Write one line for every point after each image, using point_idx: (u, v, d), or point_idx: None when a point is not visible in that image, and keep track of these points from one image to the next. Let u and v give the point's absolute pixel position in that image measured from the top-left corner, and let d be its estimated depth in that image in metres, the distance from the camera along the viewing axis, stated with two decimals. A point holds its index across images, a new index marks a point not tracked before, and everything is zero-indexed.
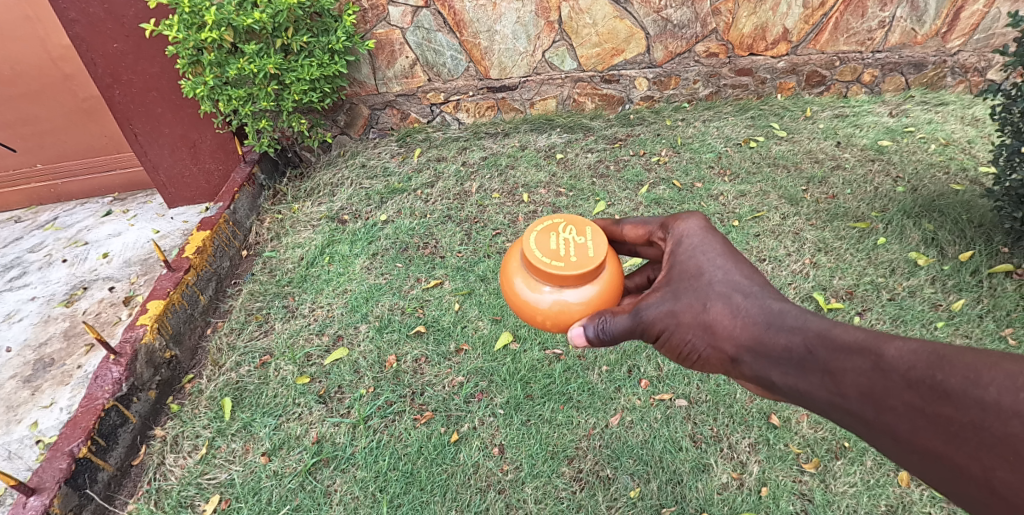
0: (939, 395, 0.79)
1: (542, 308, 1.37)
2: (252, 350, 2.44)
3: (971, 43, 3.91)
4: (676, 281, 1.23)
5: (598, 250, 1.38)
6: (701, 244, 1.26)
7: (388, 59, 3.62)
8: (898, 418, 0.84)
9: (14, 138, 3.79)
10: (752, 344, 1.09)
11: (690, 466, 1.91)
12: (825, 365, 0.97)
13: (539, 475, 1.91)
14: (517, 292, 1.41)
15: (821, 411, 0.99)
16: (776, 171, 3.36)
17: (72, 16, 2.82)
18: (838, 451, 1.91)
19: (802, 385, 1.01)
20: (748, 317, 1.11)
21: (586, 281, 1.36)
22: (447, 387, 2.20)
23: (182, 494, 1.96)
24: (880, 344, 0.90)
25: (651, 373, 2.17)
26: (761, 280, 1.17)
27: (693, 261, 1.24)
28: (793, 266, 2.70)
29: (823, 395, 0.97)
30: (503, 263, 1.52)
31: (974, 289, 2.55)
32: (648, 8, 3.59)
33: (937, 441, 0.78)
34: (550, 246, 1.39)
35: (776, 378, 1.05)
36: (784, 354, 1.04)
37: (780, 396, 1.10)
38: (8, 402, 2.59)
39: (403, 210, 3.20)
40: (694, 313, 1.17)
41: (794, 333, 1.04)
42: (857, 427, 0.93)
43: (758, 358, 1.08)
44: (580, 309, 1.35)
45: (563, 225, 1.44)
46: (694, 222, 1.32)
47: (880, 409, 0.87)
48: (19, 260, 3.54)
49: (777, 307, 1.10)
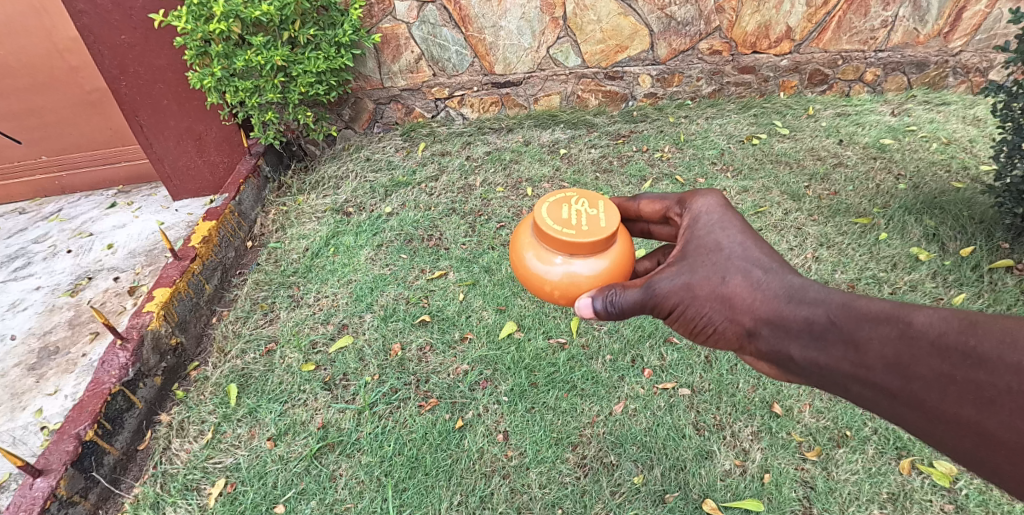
0: (972, 362, 0.81)
1: (552, 278, 1.39)
2: (258, 337, 2.46)
3: (973, 44, 3.93)
4: (692, 256, 1.22)
5: (610, 222, 1.40)
6: (719, 221, 1.26)
7: (394, 54, 3.64)
8: (926, 386, 0.87)
9: (20, 129, 3.80)
10: (771, 318, 1.11)
11: (693, 453, 1.93)
12: (849, 337, 0.98)
13: (543, 461, 1.93)
14: (526, 264, 1.43)
15: (840, 383, 1.01)
16: (779, 167, 3.38)
17: (81, 7, 2.84)
18: (839, 440, 1.93)
19: (823, 358, 1.03)
20: (768, 292, 1.12)
21: (596, 253, 1.38)
22: (452, 375, 2.22)
23: (189, 477, 1.98)
24: (908, 313, 0.92)
25: (655, 362, 2.19)
26: (778, 257, 1.19)
27: (711, 236, 1.24)
28: (795, 261, 2.71)
29: (845, 367, 0.99)
30: (514, 236, 1.54)
31: (974, 284, 2.57)
32: (653, 5, 3.62)
33: (969, 407, 0.81)
34: (562, 215, 1.41)
35: (794, 352, 1.07)
36: (805, 327, 1.05)
37: (794, 372, 1.12)
38: (13, 389, 2.60)
39: (408, 203, 3.22)
40: (712, 286, 1.17)
41: (816, 306, 1.05)
42: (878, 399, 0.95)
43: (777, 332, 1.10)
44: (589, 280, 1.37)
45: (575, 197, 1.46)
46: (712, 199, 1.33)
47: (908, 378, 0.89)
48: (23, 250, 3.56)
49: (796, 281, 1.11)
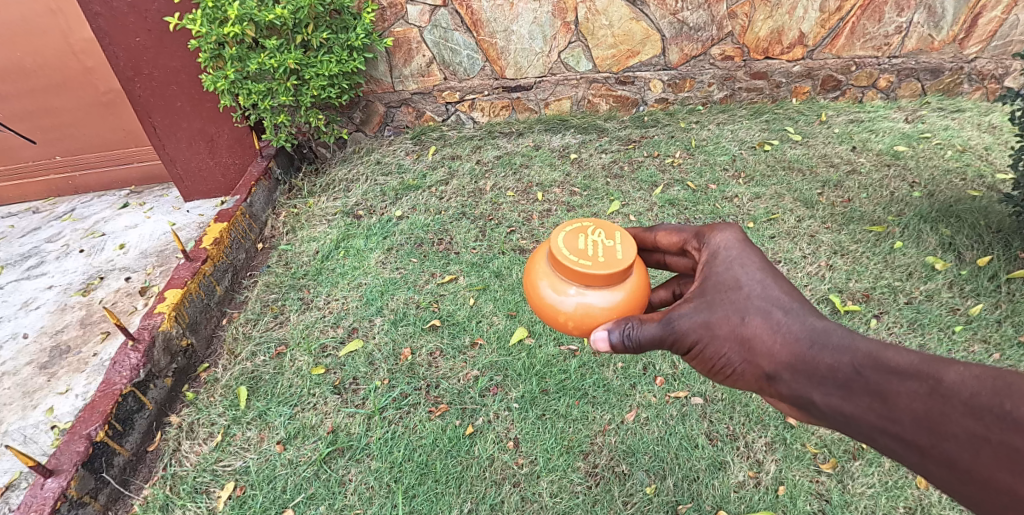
0: (1009, 426, 0.75)
1: (566, 309, 1.38)
2: (268, 340, 2.46)
3: (988, 50, 3.88)
4: (711, 293, 1.23)
5: (626, 254, 1.39)
6: (738, 257, 1.27)
7: (405, 58, 3.65)
8: (959, 446, 0.81)
9: (34, 130, 3.85)
10: (792, 362, 1.08)
11: (706, 464, 1.90)
12: (875, 389, 0.94)
13: (554, 469, 1.91)
14: (540, 293, 1.42)
15: (865, 435, 0.97)
16: (791, 174, 3.35)
17: (97, 10, 2.87)
18: (855, 453, 1.90)
19: (847, 407, 0.99)
20: (789, 334, 1.11)
21: (612, 284, 1.37)
22: (462, 380, 2.21)
23: (198, 480, 1.98)
24: (937, 369, 0.87)
25: (667, 370, 2.18)
26: (801, 298, 1.17)
27: (730, 273, 1.25)
28: (809, 269, 2.69)
29: (870, 418, 0.95)
30: (528, 265, 1.54)
31: (992, 295, 2.53)
32: (665, 10, 3.61)
33: (1006, 473, 0.75)
34: (578, 245, 1.41)
35: (816, 399, 1.04)
36: (829, 374, 1.02)
37: (818, 418, 1.08)
38: (24, 388, 2.62)
39: (418, 207, 3.21)
40: (732, 326, 1.17)
41: (841, 353, 1.02)
42: (907, 454, 0.90)
43: (799, 377, 1.07)
44: (605, 312, 1.36)
45: (592, 227, 1.46)
46: (731, 234, 1.33)
47: (938, 435, 0.84)
48: (36, 250, 3.59)
49: (819, 325, 1.10)
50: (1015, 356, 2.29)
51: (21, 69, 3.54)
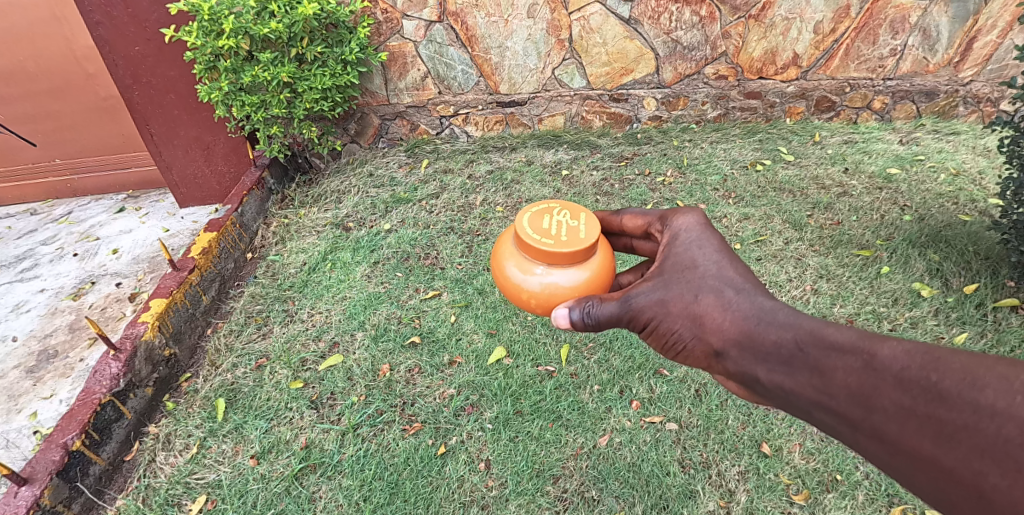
0: (933, 397, 0.77)
1: (530, 288, 1.41)
2: (249, 352, 2.47)
3: (984, 73, 3.85)
4: (668, 273, 1.25)
5: (589, 233, 1.43)
6: (697, 239, 1.28)
7: (401, 71, 3.69)
8: (888, 419, 0.82)
9: (35, 133, 3.90)
10: (739, 338, 1.09)
11: (677, 491, 1.89)
12: (815, 364, 0.95)
13: (523, 492, 1.90)
14: (506, 272, 1.46)
15: (805, 410, 0.98)
16: (782, 195, 3.34)
17: (97, 19, 2.91)
18: (829, 484, 1.88)
19: (788, 383, 1.00)
20: (738, 312, 1.12)
21: (575, 264, 1.41)
22: (438, 398, 2.21)
23: (171, 493, 1.98)
24: (873, 345, 0.89)
25: (643, 394, 2.17)
26: (754, 279, 1.18)
27: (688, 253, 1.26)
28: (793, 293, 2.68)
29: (808, 393, 0.96)
30: (496, 245, 1.57)
31: (977, 323, 2.51)
32: (659, 29, 3.63)
33: (928, 442, 0.76)
34: (542, 225, 1.45)
35: (760, 375, 1.05)
36: (773, 350, 1.03)
37: (763, 395, 1.09)
38: (9, 391, 2.63)
39: (407, 220, 3.23)
40: (684, 304, 1.18)
41: (785, 329, 1.03)
42: (840, 428, 0.91)
43: (745, 354, 1.08)
44: (567, 292, 1.40)
45: (558, 208, 1.50)
46: (692, 217, 1.34)
47: (869, 409, 0.85)
48: (32, 252, 3.62)
49: (767, 303, 1.11)
50: None
51: (24, 73, 3.60)
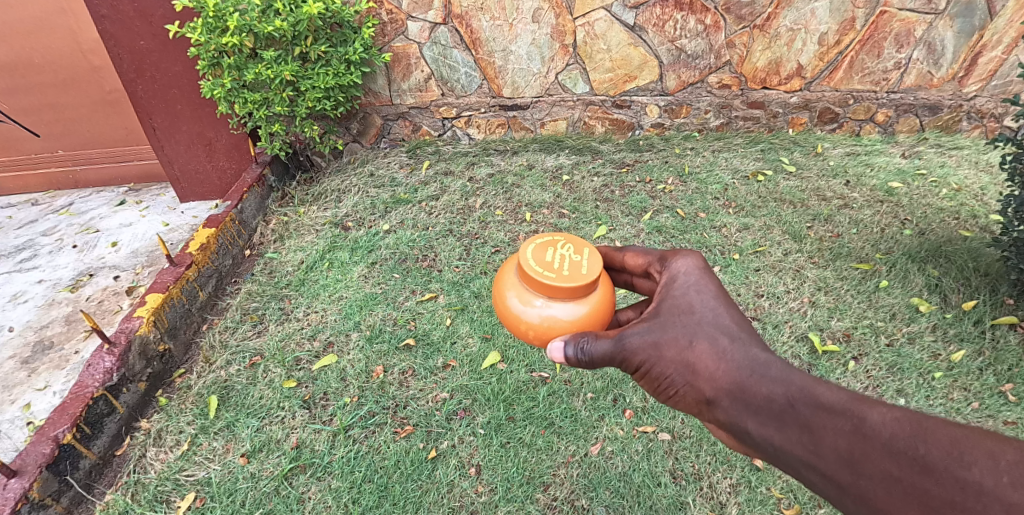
0: (919, 469, 0.80)
1: (529, 320, 1.40)
2: (243, 350, 2.46)
3: (988, 89, 3.84)
4: (665, 315, 1.23)
5: (591, 269, 1.42)
6: (695, 283, 1.27)
7: (404, 72, 3.70)
8: (874, 486, 0.84)
9: (38, 123, 3.90)
10: (731, 389, 1.08)
11: (667, 503, 1.88)
12: (804, 422, 0.96)
13: (512, 499, 1.89)
14: (506, 301, 1.45)
15: (794, 467, 0.98)
16: (782, 206, 3.33)
17: (104, 12, 2.92)
18: (821, 499, 1.87)
19: (778, 438, 0.99)
20: (732, 363, 1.10)
21: (575, 299, 1.40)
22: (431, 402, 2.20)
23: (159, 489, 1.97)
24: (862, 408, 0.90)
25: (637, 404, 2.16)
26: (750, 328, 1.17)
27: (685, 297, 1.25)
28: (790, 305, 2.68)
29: (798, 452, 0.96)
30: (498, 274, 1.57)
31: (975, 341, 2.49)
32: (663, 37, 3.63)
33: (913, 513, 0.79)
34: (545, 258, 1.45)
35: (750, 427, 1.04)
36: (765, 404, 1.03)
37: (752, 447, 1.07)
38: (4, 382, 2.62)
39: (406, 221, 3.23)
40: (679, 349, 1.16)
41: (777, 385, 1.03)
42: (828, 489, 0.92)
43: (737, 405, 1.07)
44: (565, 326, 1.38)
45: (562, 241, 1.50)
46: (691, 260, 1.34)
47: (856, 473, 0.87)
48: (31, 242, 3.62)
49: (761, 356, 1.10)
50: (994, 405, 2.26)
51: (29, 64, 3.60)
